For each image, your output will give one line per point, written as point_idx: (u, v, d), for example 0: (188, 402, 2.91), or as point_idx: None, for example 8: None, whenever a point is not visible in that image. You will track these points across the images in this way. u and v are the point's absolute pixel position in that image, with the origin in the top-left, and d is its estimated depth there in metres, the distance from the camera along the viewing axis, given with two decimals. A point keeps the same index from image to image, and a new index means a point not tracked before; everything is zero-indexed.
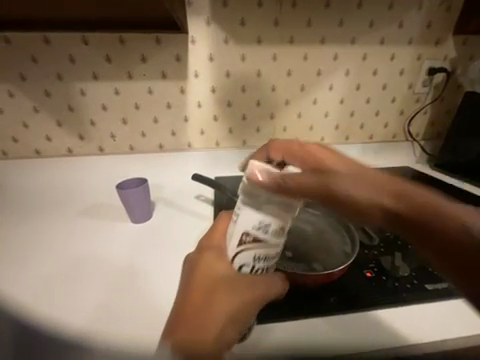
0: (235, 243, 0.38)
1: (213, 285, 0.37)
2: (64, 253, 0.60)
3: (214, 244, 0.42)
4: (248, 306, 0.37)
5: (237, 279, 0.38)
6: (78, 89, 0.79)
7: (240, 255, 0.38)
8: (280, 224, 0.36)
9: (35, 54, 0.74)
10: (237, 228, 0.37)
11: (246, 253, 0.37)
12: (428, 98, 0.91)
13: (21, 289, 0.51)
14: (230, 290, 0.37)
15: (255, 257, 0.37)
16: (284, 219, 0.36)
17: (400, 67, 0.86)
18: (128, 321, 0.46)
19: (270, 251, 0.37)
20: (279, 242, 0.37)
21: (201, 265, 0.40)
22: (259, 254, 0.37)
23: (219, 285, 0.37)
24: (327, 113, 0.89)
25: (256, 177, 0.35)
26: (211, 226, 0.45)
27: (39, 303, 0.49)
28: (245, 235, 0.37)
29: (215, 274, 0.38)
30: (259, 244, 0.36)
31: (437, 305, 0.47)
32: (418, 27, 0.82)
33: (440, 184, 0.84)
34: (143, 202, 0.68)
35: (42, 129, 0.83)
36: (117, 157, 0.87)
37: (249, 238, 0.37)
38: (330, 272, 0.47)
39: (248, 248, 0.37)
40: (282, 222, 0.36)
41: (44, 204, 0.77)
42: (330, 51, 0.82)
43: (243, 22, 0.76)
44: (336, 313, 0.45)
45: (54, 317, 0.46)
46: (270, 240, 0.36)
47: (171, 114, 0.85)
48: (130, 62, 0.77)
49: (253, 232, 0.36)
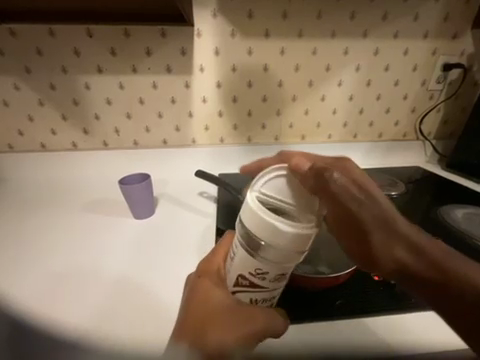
0: (232, 282, 0.37)
1: (215, 311, 0.35)
2: (65, 252, 0.59)
3: (217, 266, 0.40)
4: (252, 337, 0.35)
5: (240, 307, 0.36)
6: (82, 82, 0.78)
7: (237, 294, 0.37)
8: (280, 271, 0.33)
9: (40, 46, 0.74)
10: (233, 268, 0.36)
11: (242, 294, 0.36)
12: (442, 95, 0.88)
13: (23, 285, 0.51)
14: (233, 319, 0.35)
15: (252, 299, 0.36)
16: (285, 263, 0.32)
17: (413, 62, 0.83)
18: (126, 323, 0.45)
19: (269, 294, 0.36)
20: (278, 287, 0.36)
21: (204, 287, 0.38)
22: (256, 297, 0.36)
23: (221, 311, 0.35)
24: (335, 110, 0.87)
25: (256, 221, 0.32)
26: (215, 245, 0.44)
27: (39, 300, 0.49)
28: (241, 278, 0.35)
29: (218, 292, 0.37)
30: (257, 286, 0.35)
31: None
32: (434, 20, 0.78)
33: (451, 185, 0.81)
34: (145, 198, 0.67)
35: (47, 123, 0.83)
36: (121, 152, 0.87)
37: (246, 283, 0.35)
38: (338, 274, 0.46)
39: (245, 290, 0.36)
40: (282, 269, 0.33)
41: (48, 198, 0.77)
42: (340, 46, 0.79)
43: (250, 14, 0.74)
44: (341, 317, 0.44)
45: (54, 315, 0.46)
46: (268, 286, 0.35)
47: (175, 110, 0.84)
48: (134, 55, 0.76)
49: (249, 278, 0.34)
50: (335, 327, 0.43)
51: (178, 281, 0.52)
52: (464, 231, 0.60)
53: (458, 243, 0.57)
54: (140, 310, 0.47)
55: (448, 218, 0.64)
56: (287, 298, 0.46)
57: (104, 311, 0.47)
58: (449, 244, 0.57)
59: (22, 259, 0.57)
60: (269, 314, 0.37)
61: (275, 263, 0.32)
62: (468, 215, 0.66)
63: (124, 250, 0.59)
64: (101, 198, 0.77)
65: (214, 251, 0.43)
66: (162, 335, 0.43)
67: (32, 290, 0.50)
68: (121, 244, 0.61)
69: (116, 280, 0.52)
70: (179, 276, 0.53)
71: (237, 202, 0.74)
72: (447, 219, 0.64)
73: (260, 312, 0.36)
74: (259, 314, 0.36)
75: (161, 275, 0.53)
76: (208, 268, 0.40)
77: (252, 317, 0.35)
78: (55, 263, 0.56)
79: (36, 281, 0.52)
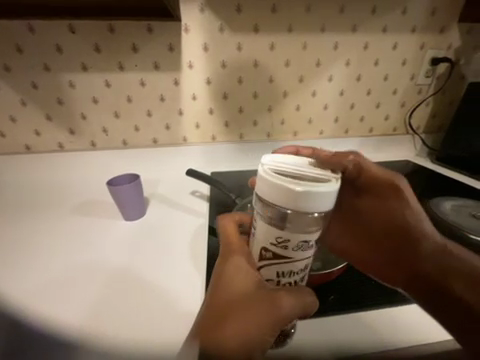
0: (256, 258, 0.33)
1: (237, 302, 0.34)
2: (55, 254, 0.57)
3: (243, 253, 0.37)
4: (277, 324, 0.33)
5: (264, 296, 0.33)
6: (67, 81, 0.76)
7: (263, 270, 0.33)
8: (303, 237, 0.29)
9: (20, 43, 0.71)
10: (254, 242, 0.33)
11: (268, 269, 0.33)
12: (431, 89, 0.89)
13: (9, 288, 0.50)
14: (256, 309, 0.33)
15: (278, 273, 0.33)
16: (306, 228, 0.29)
17: (402, 57, 0.83)
18: (115, 321, 0.44)
19: (295, 267, 0.32)
20: (307, 256, 0.31)
21: (224, 270, 0.36)
22: (282, 270, 0.32)
23: (241, 298, 0.34)
24: (327, 105, 0.87)
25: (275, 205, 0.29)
26: (230, 231, 0.41)
27: (24, 301, 0.47)
28: (264, 251, 0.32)
29: (240, 287, 0.34)
30: (280, 260, 0.31)
31: None
32: (422, 13, 0.78)
33: (440, 179, 0.82)
34: (136, 198, 0.66)
35: (30, 124, 0.80)
36: (111, 152, 0.85)
37: (269, 255, 0.31)
38: (330, 272, 0.47)
39: (270, 264, 0.32)
40: (306, 236, 0.29)
41: (33, 201, 0.75)
42: (330, 40, 0.78)
43: (239, 9, 0.72)
44: (336, 312, 0.43)
45: (39, 316, 0.45)
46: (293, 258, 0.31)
47: (165, 107, 0.82)
48: (121, 52, 0.74)
49: (271, 249, 0.31)
50: (331, 322, 0.42)
51: (173, 280, 0.51)
52: (453, 224, 0.60)
53: (446, 235, 0.59)
54: (137, 308, 0.46)
55: (437, 211, 0.66)
56: None
57: (97, 309, 0.46)
58: None
59: (12, 262, 0.55)
60: (293, 302, 0.33)
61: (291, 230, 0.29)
62: (457, 207, 0.67)
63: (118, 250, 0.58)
64: (89, 200, 0.75)
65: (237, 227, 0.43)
66: (168, 332, 0.43)
67: (25, 291, 0.49)
68: (115, 244, 0.60)
69: (112, 278, 0.51)
70: (173, 276, 0.52)
71: (230, 200, 0.73)
72: (436, 211, 0.65)
73: (284, 296, 0.33)
74: (285, 301, 0.33)
75: (155, 274, 0.53)
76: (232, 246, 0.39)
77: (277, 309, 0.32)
78: (47, 264, 0.55)
79: (28, 285, 0.50)
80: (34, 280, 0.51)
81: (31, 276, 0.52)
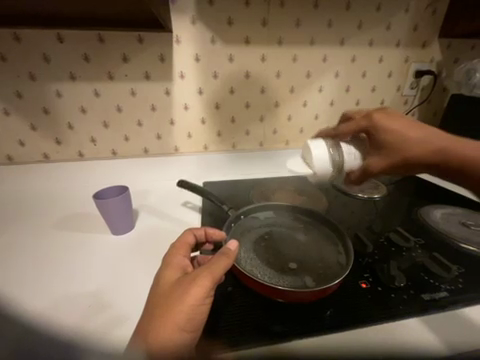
0: None
1: (166, 297, 0.38)
2: (47, 266, 0.54)
3: (174, 258, 0.45)
4: (192, 311, 0.37)
5: (187, 283, 0.39)
6: (53, 90, 0.74)
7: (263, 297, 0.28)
8: (342, 156, 0.55)
9: (4, 51, 0.68)
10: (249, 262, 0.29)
11: None
12: (416, 100, 0.92)
13: (4, 287, 0.49)
14: (182, 297, 0.37)
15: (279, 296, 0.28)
16: (336, 154, 0.55)
17: (388, 69, 0.86)
18: (112, 325, 0.42)
19: None
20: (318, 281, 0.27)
21: (157, 272, 0.43)
22: None
23: (164, 291, 0.39)
24: (317, 115, 0.89)
25: (322, 167, 0.54)
26: (174, 242, 0.49)
27: (22, 296, 0.47)
28: None
29: (170, 284, 0.40)
30: (355, 175, 0.56)
31: (448, 315, 0.44)
32: (406, 29, 0.82)
33: (429, 188, 0.84)
34: (123, 212, 0.62)
35: (14, 134, 0.77)
36: (99, 163, 0.82)
37: None
38: (327, 287, 0.43)
39: None
40: (340, 155, 0.55)
41: (13, 214, 0.70)
42: (319, 53, 0.80)
43: (230, 21, 0.73)
44: (333, 329, 0.42)
45: (38, 310, 0.44)
46: (348, 175, 0.57)
47: (155, 117, 0.81)
48: (110, 61, 0.72)
49: None
50: (334, 339, 0.41)
51: None
52: (444, 232, 0.61)
53: (438, 244, 0.59)
54: (136, 311, 0.44)
55: (428, 219, 0.67)
56: (282, 317, 0.44)
57: (94, 310, 0.44)
58: (432, 245, 0.59)
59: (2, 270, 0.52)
60: (210, 276, 0.39)
61: (339, 166, 0.55)
62: (447, 215, 0.69)
63: (117, 256, 0.57)
64: (74, 213, 0.72)
65: (195, 246, 0.53)
66: None
67: (21, 289, 0.48)
68: (115, 250, 0.59)
69: (109, 283, 0.50)
70: None
71: (222, 211, 0.72)
72: (426, 220, 0.67)
73: (202, 275, 0.39)
74: (191, 289, 0.38)
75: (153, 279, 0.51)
76: (178, 248, 0.47)
77: (198, 289, 0.38)
78: (44, 268, 0.53)
79: (21, 294, 0.47)
80: (29, 289, 0.48)
81: (28, 276, 0.51)
